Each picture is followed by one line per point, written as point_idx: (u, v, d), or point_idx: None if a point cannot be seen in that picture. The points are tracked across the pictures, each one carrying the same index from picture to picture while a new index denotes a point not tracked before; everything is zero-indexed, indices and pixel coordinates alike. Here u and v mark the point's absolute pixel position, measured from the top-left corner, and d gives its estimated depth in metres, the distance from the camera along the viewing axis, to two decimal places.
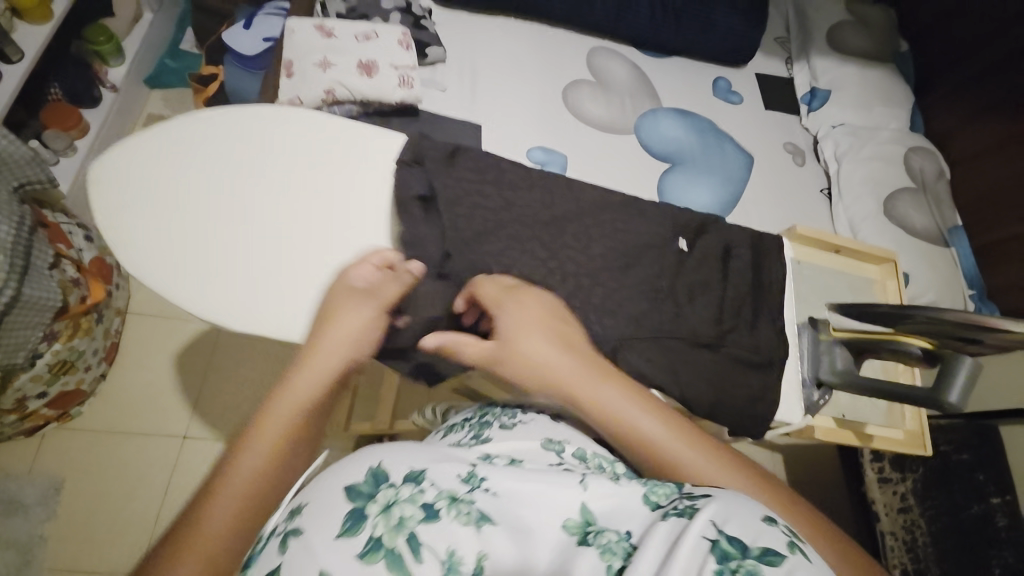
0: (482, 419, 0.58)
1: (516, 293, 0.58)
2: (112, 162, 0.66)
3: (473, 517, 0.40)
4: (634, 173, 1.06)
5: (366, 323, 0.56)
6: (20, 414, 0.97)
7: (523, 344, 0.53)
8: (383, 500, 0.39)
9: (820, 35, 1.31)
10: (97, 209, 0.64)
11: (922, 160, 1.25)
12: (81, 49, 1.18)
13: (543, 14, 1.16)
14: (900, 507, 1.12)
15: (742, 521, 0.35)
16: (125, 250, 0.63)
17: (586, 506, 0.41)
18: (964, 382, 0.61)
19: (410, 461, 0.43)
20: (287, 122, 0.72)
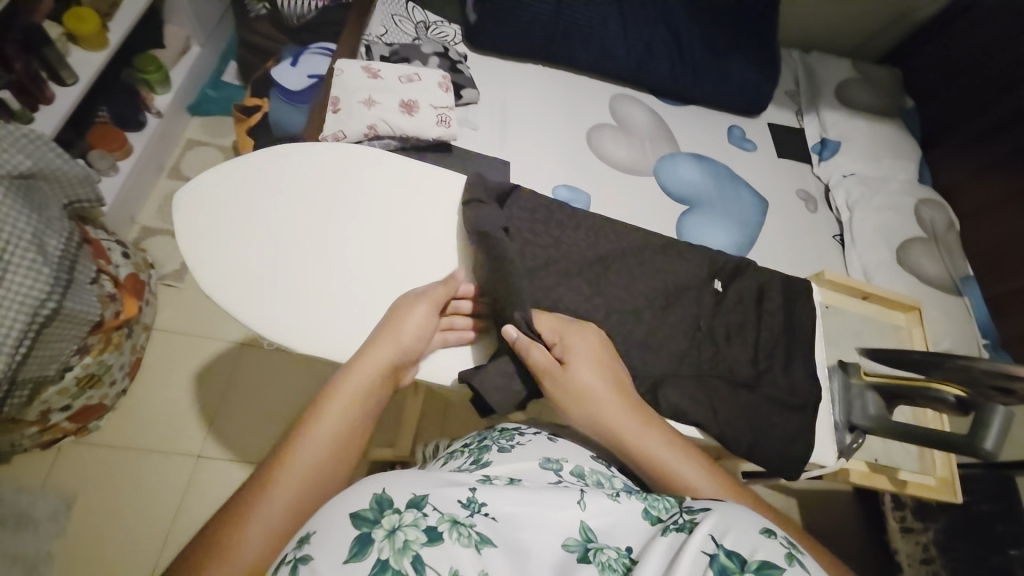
0: (480, 444, 0.59)
1: (575, 328, 0.64)
2: (198, 188, 0.70)
3: (474, 539, 0.39)
4: (656, 213, 1.10)
5: (419, 325, 0.62)
6: (41, 426, 0.98)
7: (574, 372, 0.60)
8: (387, 525, 0.38)
9: (829, 90, 1.38)
10: (181, 232, 0.67)
11: (933, 212, 1.29)
12: (131, 76, 1.24)
13: (572, 62, 1.23)
14: (923, 558, 1.13)
15: (738, 536, 0.37)
16: (202, 271, 0.66)
17: (585, 523, 0.43)
18: (999, 431, 0.62)
19: (411, 487, 0.42)
20: (363, 160, 0.76)
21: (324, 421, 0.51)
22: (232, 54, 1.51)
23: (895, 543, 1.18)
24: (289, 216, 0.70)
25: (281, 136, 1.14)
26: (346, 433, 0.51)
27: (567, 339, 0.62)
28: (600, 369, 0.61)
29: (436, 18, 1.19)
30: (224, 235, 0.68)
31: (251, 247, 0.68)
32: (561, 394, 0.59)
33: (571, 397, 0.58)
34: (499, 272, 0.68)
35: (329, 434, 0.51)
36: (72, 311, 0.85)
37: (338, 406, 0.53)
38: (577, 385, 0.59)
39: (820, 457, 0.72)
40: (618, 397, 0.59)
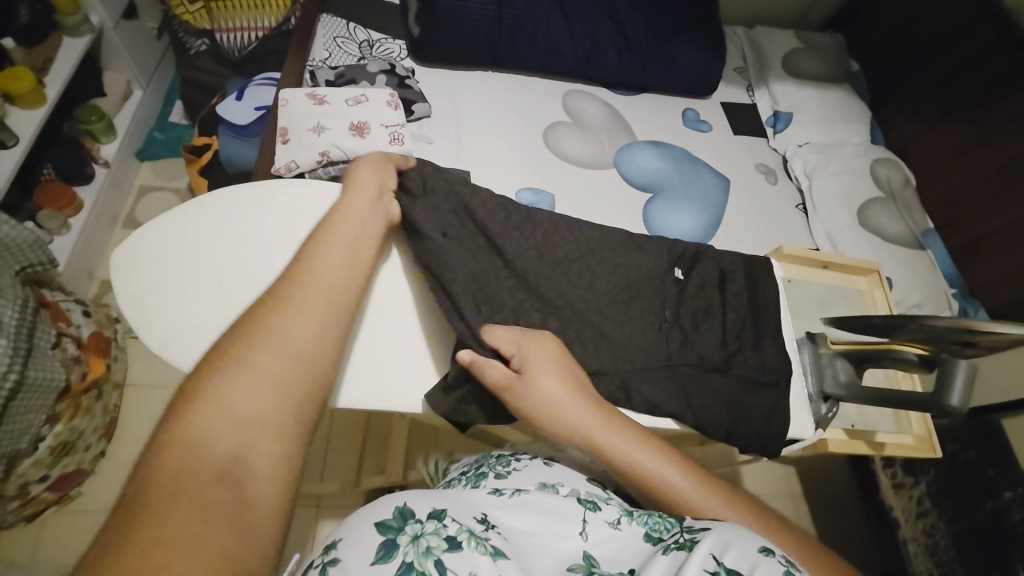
0: (479, 469, 0.61)
1: (531, 336, 0.64)
2: (137, 246, 0.69)
3: (490, 550, 0.45)
4: (620, 205, 1.11)
5: (384, 178, 0.71)
6: (22, 500, 0.94)
7: (537, 381, 0.60)
8: (411, 532, 0.44)
9: (776, 63, 1.40)
10: (122, 294, 0.66)
11: (888, 170, 1.32)
12: (73, 129, 1.21)
13: (520, 65, 1.23)
14: (918, 512, 1.14)
15: (737, 553, 0.41)
16: (148, 330, 0.64)
17: (587, 552, 0.48)
18: (964, 383, 0.64)
19: (432, 502, 0.47)
20: (300, 193, 0.74)
21: (331, 247, 0.59)
22: (176, 93, 1.48)
23: (888, 501, 1.19)
24: (237, 262, 0.69)
25: (234, 173, 1.12)
26: (354, 254, 0.60)
27: (525, 350, 0.62)
28: (560, 372, 0.61)
29: (379, 35, 1.19)
30: (169, 289, 0.66)
31: (199, 297, 0.66)
32: (524, 402, 0.59)
33: (534, 405, 0.59)
34: (461, 287, 0.68)
35: (341, 255, 0.58)
36: (37, 379, 0.82)
37: (339, 237, 0.60)
38: (538, 394, 0.59)
39: (799, 429, 0.73)
40: (579, 397, 0.60)
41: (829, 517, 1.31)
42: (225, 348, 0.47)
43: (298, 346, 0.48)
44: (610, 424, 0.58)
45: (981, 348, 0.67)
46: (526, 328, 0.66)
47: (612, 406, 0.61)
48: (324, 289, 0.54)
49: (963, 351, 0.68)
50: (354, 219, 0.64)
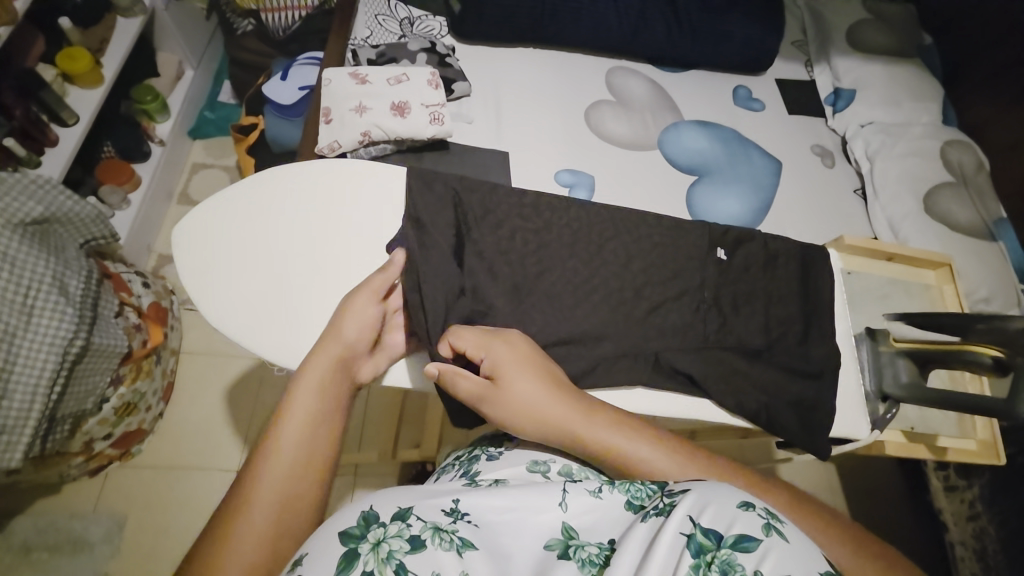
0: (470, 454, 0.63)
1: (495, 336, 0.60)
2: (193, 223, 0.70)
3: (456, 543, 0.45)
4: (663, 187, 1.07)
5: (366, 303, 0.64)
6: (87, 456, 1.01)
7: (514, 388, 0.57)
8: (373, 538, 0.44)
9: (840, 36, 1.30)
10: (181, 270, 0.68)
11: (960, 153, 1.21)
12: (129, 109, 1.26)
13: (563, 42, 1.19)
14: (970, 516, 1.06)
15: (715, 512, 0.40)
16: (208, 306, 0.66)
17: (566, 523, 0.47)
18: None
19: (397, 501, 0.48)
20: (346, 175, 0.74)
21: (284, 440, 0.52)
22: (225, 73, 1.51)
23: (939, 503, 1.13)
24: (283, 243, 0.70)
25: (279, 151, 1.14)
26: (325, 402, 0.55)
27: (494, 352, 0.59)
28: (535, 371, 0.58)
29: (420, 13, 1.17)
30: (224, 268, 0.68)
31: (249, 276, 0.68)
32: (503, 408, 0.56)
33: (513, 414, 0.56)
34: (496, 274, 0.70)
35: (304, 411, 0.54)
36: (101, 345, 0.88)
37: (294, 420, 0.53)
38: (514, 396, 0.56)
39: (850, 428, 0.70)
40: (560, 394, 0.57)
41: (869, 515, 1.27)
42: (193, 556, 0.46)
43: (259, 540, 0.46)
44: (607, 428, 0.55)
45: None
46: (490, 328, 0.62)
47: (596, 399, 0.59)
48: (290, 460, 0.50)
49: None
50: (316, 384, 0.56)
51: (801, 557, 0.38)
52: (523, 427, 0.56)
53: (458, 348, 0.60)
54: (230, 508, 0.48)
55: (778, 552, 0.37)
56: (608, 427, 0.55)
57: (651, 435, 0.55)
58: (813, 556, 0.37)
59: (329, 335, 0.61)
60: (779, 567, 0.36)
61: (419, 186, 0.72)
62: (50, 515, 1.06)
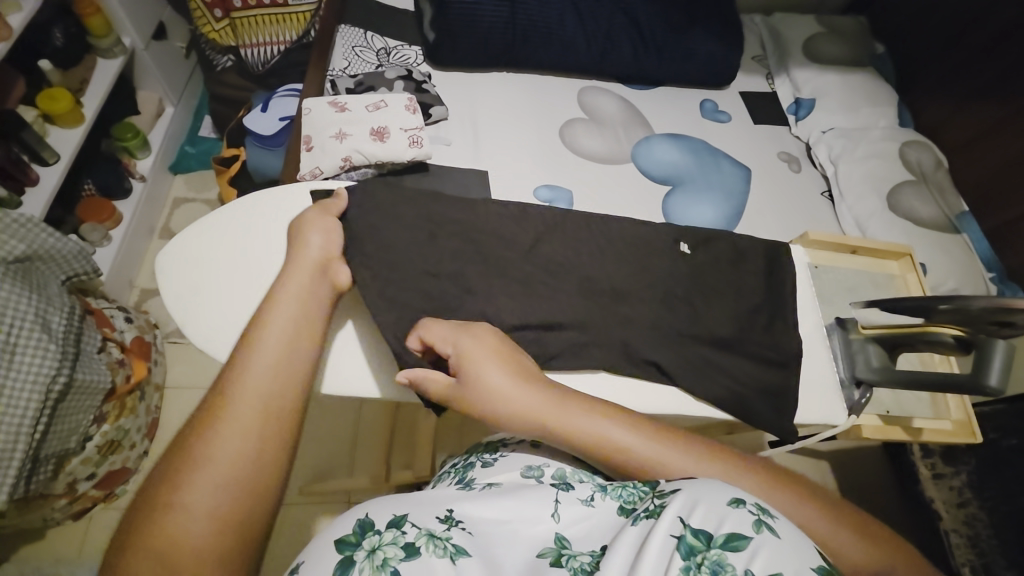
0: (466, 461, 0.64)
1: (463, 330, 0.61)
2: (178, 249, 0.71)
3: (449, 550, 0.46)
4: (639, 197, 1.11)
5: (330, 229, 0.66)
6: (70, 498, 0.98)
7: (480, 380, 0.56)
8: (368, 546, 0.45)
9: (796, 49, 1.38)
10: (168, 295, 0.68)
11: (919, 153, 1.28)
12: (110, 146, 1.26)
13: (534, 65, 1.24)
14: (959, 503, 1.08)
15: (705, 512, 0.41)
16: (195, 328, 0.67)
17: (559, 534, 0.48)
18: (1002, 365, 0.62)
19: (392, 509, 0.49)
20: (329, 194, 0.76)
21: (246, 381, 0.50)
22: (205, 109, 1.54)
23: (928, 492, 1.14)
24: (271, 263, 0.71)
25: (261, 181, 1.16)
26: (305, 304, 0.58)
27: (461, 346, 0.59)
28: (503, 363, 0.58)
29: (396, 43, 1.22)
30: (210, 291, 0.69)
31: (237, 297, 0.68)
32: (472, 402, 0.56)
33: (486, 408, 0.56)
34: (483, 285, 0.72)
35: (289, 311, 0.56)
36: (84, 382, 0.87)
37: (257, 361, 0.51)
38: (481, 387, 0.56)
39: (829, 416, 0.72)
40: (529, 382, 0.57)
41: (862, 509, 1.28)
42: (187, 434, 0.47)
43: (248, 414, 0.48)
44: (579, 412, 0.55)
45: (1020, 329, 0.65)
46: (461, 322, 0.63)
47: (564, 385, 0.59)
48: (272, 349, 0.52)
49: (1001, 332, 0.66)
50: (280, 325, 0.55)
51: (794, 553, 0.38)
52: (490, 417, 0.56)
53: (430, 342, 0.61)
54: (189, 457, 0.45)
55: (769, 548, 0.38)
56: (578, 410, 0.56)
57: (623, 418, 0.56)
58: (805, 552, 0.38)
59: (290, 280, 0.59)
60: (770, 562, 0.37)
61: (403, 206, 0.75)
62: (29, 565, 1.02)
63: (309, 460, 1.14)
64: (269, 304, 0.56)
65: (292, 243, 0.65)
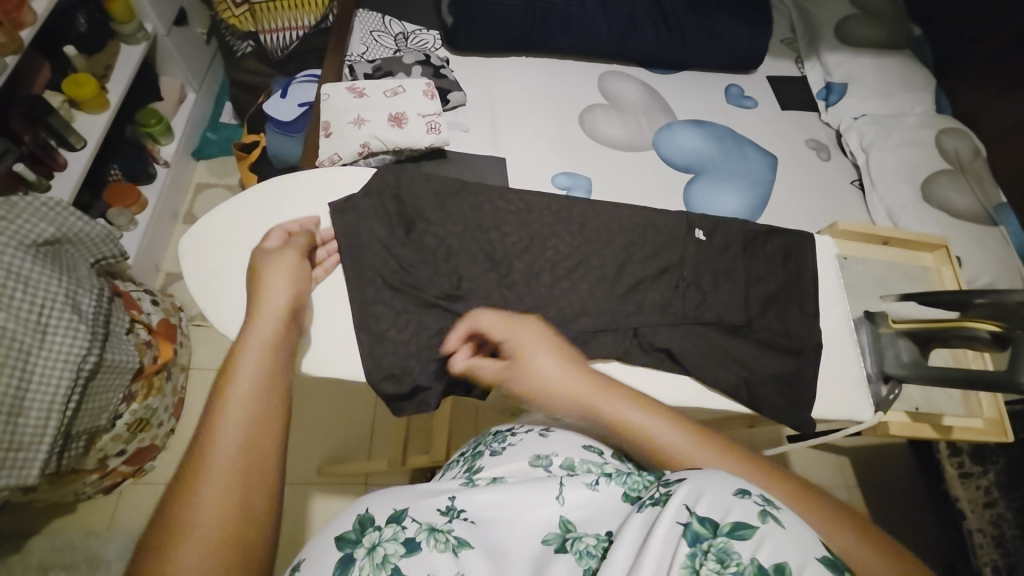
0: (475, 450, 0.63)
1: (514, 323, 0.62)
2: (199, 234, 0.72)
3: (451, 544, 0.46)
4: (660, 185, 1.08)
5: (293, 270, 0.62)
6: (101, 473, 1.02)
7: (530, 362, 0.58)
8: (368, 543, 0.45)
9: (828, 31, 1.32)
10: (189, 279, 0.69)
11: (955, 141, 1.22)
12: (135, 132, 1.29)
13: (554, 49, 1.22)
14: (985, 502, 1.05)
15: (711, 501, 0.39)
16: (213, 311, 0.67)
17: (564, 517, 0.47)
18: None
19: (392, 503, 0.49)
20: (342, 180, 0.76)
21: (217, 454, 0.42)
22: (226, 95, 1.55)
23: (954, 491, 1.11)
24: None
25: (281, 167, 1.16)
26: (272, 357, 0.51)
27: (514, 335, 0.61)
28: (553, 350, 0.59)
29: (414, 27, 1.20)
30: (229, 275, 0.69)
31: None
32: (522, 382, 0.57)
33: (536, 390, 0.57)
34: (500, 272, 0.72)
35: (256, 367, 0.49)
36: (114, 361, 0.89)
37: (228, 425, 0.44)
38: (531, 369, 0.57)
39: (852, 413, 0.70)
40: (579, 369, 0.58)
41: (882, 506, 1.27)
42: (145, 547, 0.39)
43: (216, 501, 0.40)
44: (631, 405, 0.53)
45: None
46: (513, 316, 0.64)
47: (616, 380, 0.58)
48: (238, 414, 0.45)
49: None
50: (249, 379, 0.48)
51: (800, 543, 0.37)
52: (538, 397, 0.57)
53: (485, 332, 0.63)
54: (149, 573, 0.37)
55: (776, 538, 0.36)
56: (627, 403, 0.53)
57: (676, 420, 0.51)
58: (811, 542, 0.36)
59: (251, 331, 0.54)
60: (776, 552, 0.35)
61: (420, 194, 0.75)
62: (64, 535, 1.06)
63: (328, 443, 1.16)
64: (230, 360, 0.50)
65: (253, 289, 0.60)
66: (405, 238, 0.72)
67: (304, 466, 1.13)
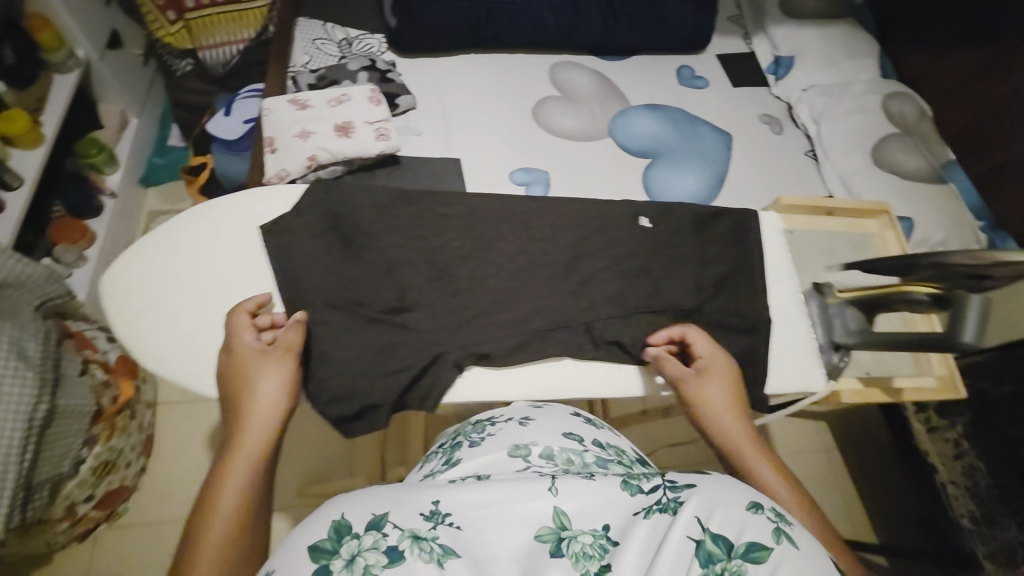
0: (454, 441, 0.62)
1: (718, 357, 0.65)
2: (120, 270, 0.70)
3: (436, 553, 0.40)
4: (617, 173, 1.08)
5: (287, 370, 0.59)
6: (71, 520, 0.98)
7: (710, 390, 0.62)
8: (347, 553, 0.40)
9: (772, 5, 1.33)
10: (111, 319, 0.67)
11: (901, 104, 1.24)
12: (76, 164, 1.24)
13: (501, 44, 1.21)
14: (955, 454, 1.08)
15: (724, 518, 0.39)
16: (139, 349, 0.65)
17: (558, 509, 0.42)
18: (977, 320, 0.61)
19: (371, 508, 0.43)
20: (261, 201, 0.74)
21: None
22: (171, 118, 1.50)
23: (922, 446, 1.14)
24: (227, 271, 0.70)
25: (232, 187, 1.13)
26: (255, 479, 0.50)
27: (712, 361, 0.64)
28: (731, 391, 0.62)
29: (357, 32, 1.18)
30: (154, 310, 0.67)
31: (190, 312, 0.67)
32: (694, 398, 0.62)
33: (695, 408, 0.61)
34: (445, 279, 0.71)
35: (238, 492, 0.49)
36: (69, 406, 0.88)
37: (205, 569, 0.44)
38: (709, 392, 0.61)
39: (804, 384, 0.71)
40: (746, 420, 0.60)
41: (860, 466, 1.30)
42: None
43: None
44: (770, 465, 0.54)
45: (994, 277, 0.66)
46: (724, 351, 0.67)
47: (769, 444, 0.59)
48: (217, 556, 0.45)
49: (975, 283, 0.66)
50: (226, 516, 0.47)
51: (812, 562, 0.37)
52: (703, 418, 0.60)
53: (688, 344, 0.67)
54: None
55: (790, 561, 0.35)
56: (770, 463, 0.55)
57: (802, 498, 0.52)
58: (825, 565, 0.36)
59: (235, 460, 0.51)
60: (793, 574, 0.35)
61: (370, 205, 0.74)
62: None
63: (307, 463, 1.15)
64: (206, 507, 0.48)
65: (235, 398, 0.57)
66: (346, 253, 0.71)
67: (284, 489, 1.12)
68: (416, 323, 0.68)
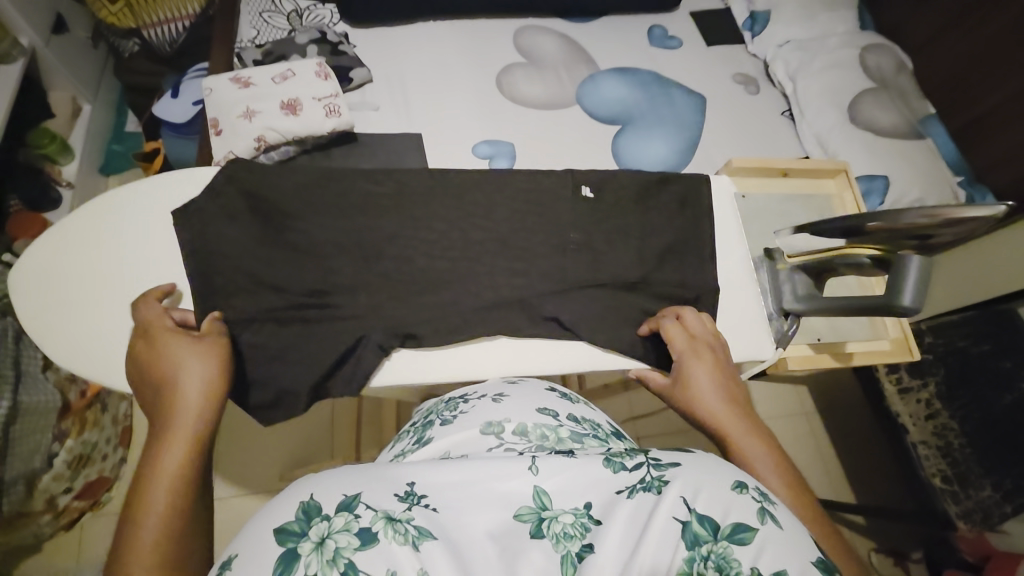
0: (425, 419, 0.61)
1: (696, 343, 0.62)
2: (31, 263, 0.67)
3: (411, 535, 0.35)
4: (585, 142, 1.04)
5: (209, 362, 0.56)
6: (54, 512, 0.98)
7: (690, 377, 0.58)
8: (315, 535, 0.35)
9: None
10: (24, 316, 0.65)
11: (879, 56, 1.20)
12: (29, 156, 1.19)
13: (461, 9, 1.15)
14: (927, 415, 1.08)
15: (710, 498, 0.37)
16: (52, 344, 0.64)
17: (538, 488, 0.39)
18: (917, 282, 0.59)
19: (342, 487, 0.38)
20: (174, 186, 0.71)
21: None
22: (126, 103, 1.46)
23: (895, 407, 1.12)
24: (152, 260, 0.68)
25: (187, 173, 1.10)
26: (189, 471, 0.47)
27: (684, 350, 0.61)
28: (715, 375, 0.58)
29: (307, 3, 1.12)
30: (71, 304, 0.65)
31: (106, 304, 0.66)
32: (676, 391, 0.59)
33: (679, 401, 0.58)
34: (376, 260, 0.69)
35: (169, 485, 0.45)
36: (31, 403, 0.88)
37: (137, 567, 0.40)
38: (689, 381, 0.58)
39: (755, 351, 0.70)
40: (736, 403, 0.55)
41: (840, 427, 1.31)
42: None
43: None
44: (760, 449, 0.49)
45: (946, 237, 0.62)
46: (700, 335, 0.63)
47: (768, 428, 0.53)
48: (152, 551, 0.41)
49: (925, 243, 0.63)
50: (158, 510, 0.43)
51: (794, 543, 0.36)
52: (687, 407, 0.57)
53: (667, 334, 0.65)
54: None
55: (774, 543, 0.35)
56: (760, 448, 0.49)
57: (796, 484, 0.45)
58: (806, 545, 0.35)
59: (165, 454, 0.47)
60: (778, 558, 0.34)
61: (316, 187, 0.71)
62: None
63: (286, 449, 1.15)
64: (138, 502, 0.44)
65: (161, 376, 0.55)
66: (280, 239, 0.68)
67: (266, 475, 1.12)
68: (368, 306, 0.67)
